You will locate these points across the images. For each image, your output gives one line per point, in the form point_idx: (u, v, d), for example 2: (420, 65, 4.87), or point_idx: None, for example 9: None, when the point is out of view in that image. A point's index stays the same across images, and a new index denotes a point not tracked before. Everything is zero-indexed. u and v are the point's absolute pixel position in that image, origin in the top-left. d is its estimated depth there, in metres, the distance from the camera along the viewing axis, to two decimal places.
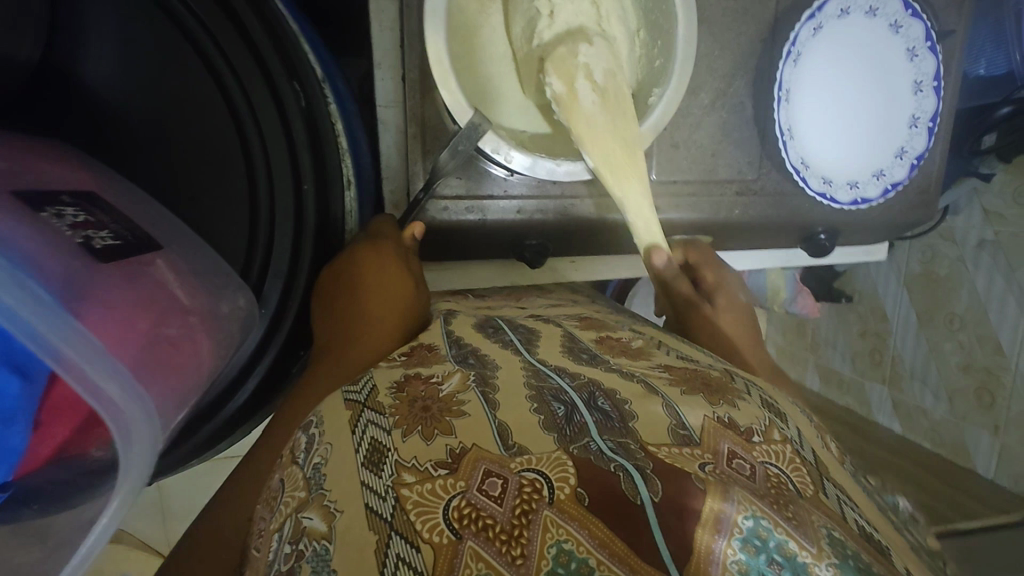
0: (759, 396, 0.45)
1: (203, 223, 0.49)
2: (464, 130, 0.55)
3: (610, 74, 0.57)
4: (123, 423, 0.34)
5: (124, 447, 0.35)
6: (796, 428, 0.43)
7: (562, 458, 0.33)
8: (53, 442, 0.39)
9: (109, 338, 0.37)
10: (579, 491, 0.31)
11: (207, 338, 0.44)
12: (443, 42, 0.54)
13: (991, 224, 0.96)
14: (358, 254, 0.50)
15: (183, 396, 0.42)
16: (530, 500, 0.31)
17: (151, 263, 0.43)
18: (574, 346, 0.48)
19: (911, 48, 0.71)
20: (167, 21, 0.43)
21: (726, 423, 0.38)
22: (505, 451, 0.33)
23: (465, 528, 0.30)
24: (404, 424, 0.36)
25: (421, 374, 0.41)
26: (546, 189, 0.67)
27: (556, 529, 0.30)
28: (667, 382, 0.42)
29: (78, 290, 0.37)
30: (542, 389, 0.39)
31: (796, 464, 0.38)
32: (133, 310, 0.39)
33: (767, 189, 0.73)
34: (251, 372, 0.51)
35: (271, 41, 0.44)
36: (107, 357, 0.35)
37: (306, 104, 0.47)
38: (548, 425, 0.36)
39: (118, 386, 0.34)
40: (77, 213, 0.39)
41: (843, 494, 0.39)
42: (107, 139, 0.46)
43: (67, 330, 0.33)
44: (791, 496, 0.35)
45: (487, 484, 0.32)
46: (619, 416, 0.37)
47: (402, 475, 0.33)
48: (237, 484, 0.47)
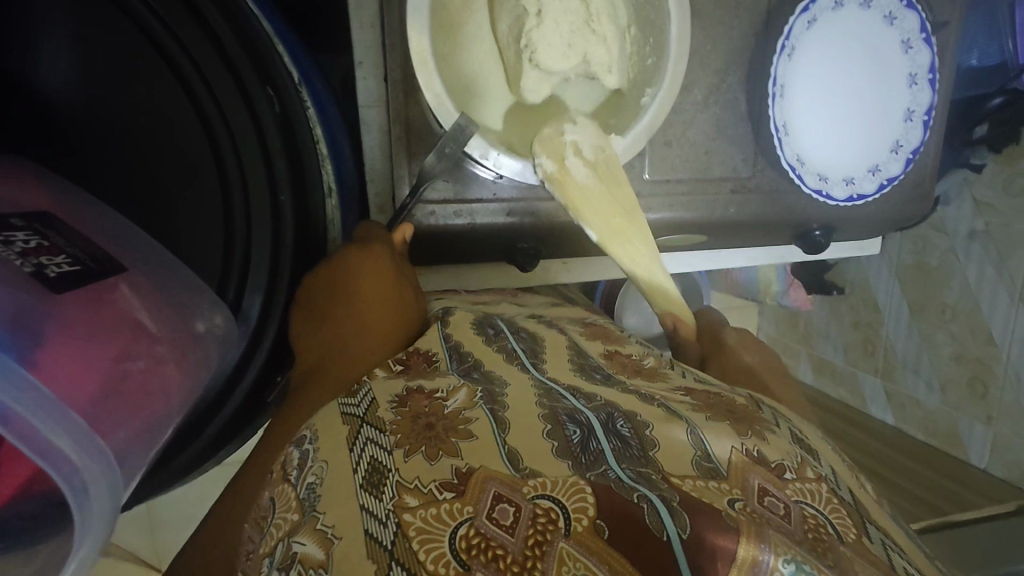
0: (788, 429, 0.44)
1: (174, 238, 0.46)
2: (450, 131, 0.53)
3: (600, 149, 0.56)
4: (74, 478, 0.33)
5: (79, 505, 0.33)
6: (830, 467, 0.42)
7: (579, 484, 0.32)
8: (13, 482, 0.36)
9: (66, 380, 0.35)
10: (598, 523, 0.30)
11: (175, 371, 0.41)
12: (427, 40, 0.52)
13: (981, 215, 0.95)
14: (349, 258, 0.48)
15: (153, 432, 0.40)
16: (543, 531, 0.29)
17: (115, 289, 0.40)
18: (584, 363, 0.46)
19: (906, 40, 0.70)
20: (127, 22, 0.41)
21: (756, 458, 0.38)
22: (516, 473, 0.32)
23: (473, 559, 0.28)
24: (406, 443, 0.35)
25: (424, 389, 0.39)
26: (537, 191, 0.64)
27: (572, 563, 0.28)
28: (690, 407, 0.42)
29: (27, 332, 0.34)
30: (556, 408, 0.38)
31: (833, 504, 0.37)
32: (88, 347, 0.37)
33: (762, 186, 0.71)
34: (231, 391, 0.48)
35: (241, 44, 0.41)
36: (61, 409, 0.33)
37: (280, 111, 0.44)
38: (563, 451, 0.34)
39: (69, 437, 0.33)
40: (28, 238, 0.36)
41: (889, 541, 0.37)
42: (69, 151, 0.43)
43: (18, 381, 0.31)
44: (830, 541, 0.33)
45: (497, 511, 0.30)
46: (639, 443, 0.37)
47: (404, 498, 0.31)
48: (225, 503, 0.45)
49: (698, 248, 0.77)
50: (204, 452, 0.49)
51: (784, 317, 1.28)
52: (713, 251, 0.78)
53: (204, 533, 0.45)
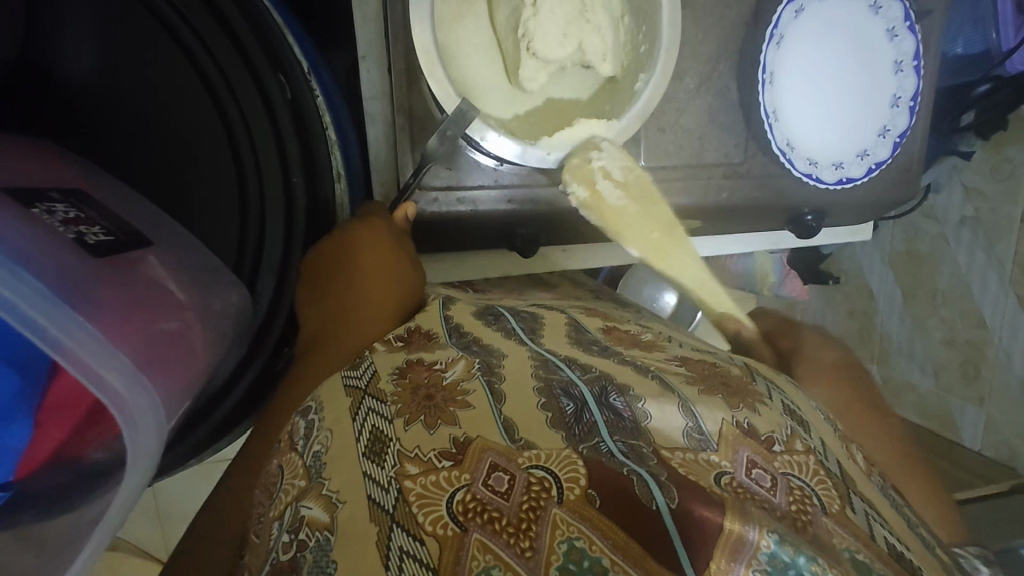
0: (782, 400, 0.46)
1: (191, 220, 0.48)
2: (451, 117, 0.55)
3: (626, 168, 0.63)
4: (127, 411, 0.35)
5: (130, 435, 0.35)
6: (821, 439, 0.44)
7: (572, 457, 0.34)
8: (50, 443, 0.39)
9: (113, 330, 0.38)
10: (589, 493, 0.32)
11: (201, 331, 0.44)
12: (429, 31, 0.53)
13: (970, 201, 0.98)
14: (355, 235, 0.50)
15: (182, 391, 0.42)
16: (537, 497, 0.32)
17: (142, 260, 0.43)
18: (582, 338, 0.48)
19: (891, 29, 0.72)
20: (146, 14, 0.43)
21: (745, 429, 0.40)
22: (512, 444, 0.34)
23: (471, 521, 0.31)
24: (406, 413, 0.37)
25: (424, 361, 0.41)
26: (535, 176, 0.67)
27: (565, 528, 0.31)
28: (684, 379, 0.44)
29: (75, 287, 0.37)
30: (551, 381, 0.40)
31: (821, 477, 0.39)
32: (126, 310, 0.40)
33: (754, 171, 0.74)
34: (247, 367, 0.50)
35: (254, 34, 0.43)
36: (107, 347, 0.35)
37: (292, 97, 0.46)
38: (555, 422, 0.37)
39: (118, 374, 0.35)
40: (67, 210, 0.39)
41: (872, 510, 0.40)
42: (91, 138, 0.46)
43: (67, 324, 0.34)
44: (813, 513, 0.36)
45: (493, 478, 0.33)
46: (631, 416, 0.39)
47: (405, 466, 0.34)
48: (235, 476, 0.48)
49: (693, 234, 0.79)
50: (224, 426, 0.51)
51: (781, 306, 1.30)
52: (709, 239, 0.80)
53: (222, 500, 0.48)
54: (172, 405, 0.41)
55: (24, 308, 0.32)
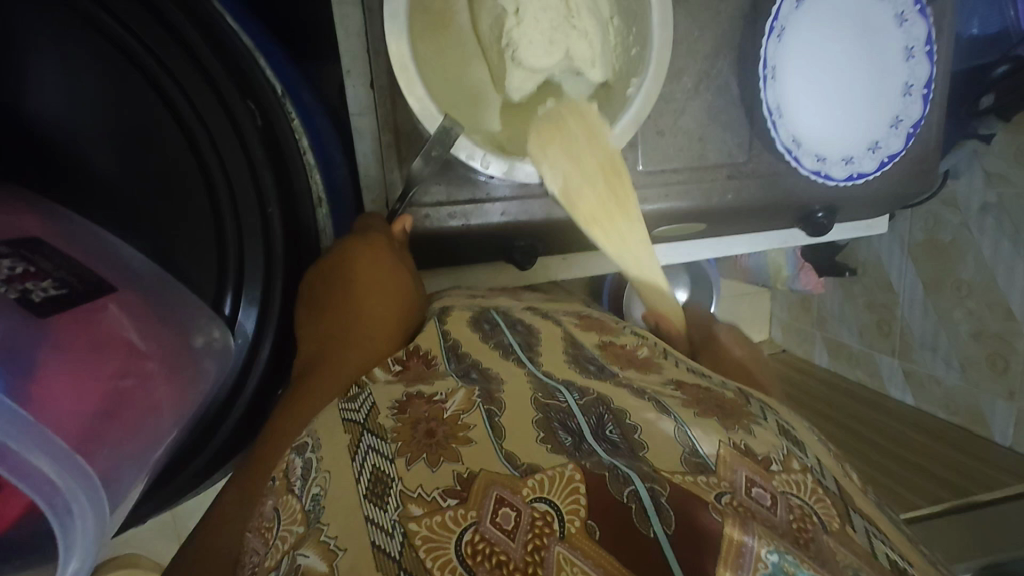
0: (774, 421, 0.44)
1: (168, 255, 0.46)
2: (435, 135, 0.52)
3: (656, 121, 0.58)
4: (58, 500, 0.33)
5: (63, 527, 0.33)
6: (817, 459, 0.42)
7: (573, 479, 0.32)
8: (19, 505, 0.38)
9: (56, 408, 0.35)
10: (590, 524, 0.30)
11: (165, 385, 0.42)
12: (407, 44, 0.51)
13: (994, 186, 0.92)
14: (350, 249, 0.49)
15: (143, 452, 0.40)
16: (542, 534, 0.29)
17: (104, 309, 0.41)
18: (579, 355, 0.46)
19: (900, 13, 0.68)
20: (107, 44, 0.41)
21: (743, 450, 0.37)
22: (515, 472, 0.32)
23: (478, 565, 0.29)
24: (407, 451, 0.34)
25: (423, 394, 0.39)
26: (530, 189, 0.64)
27: (569, 567, 0.28)
28: (679, 403, 0.41)
29: (20, 358, 0.35)
30: (549, 413, 0.37)
31: (819, 495, 0.37)
32: (76, 371, 0.38)
33: (759, 170, 0.70)
34: (234, 403, 0.48)
35: (220, 60, 0.42)
36: (41, 429, 0.33)
37: (263, 122, 0.44)
38: (557, 450, 0.34)
39: (52, 461, 0.33)
40: (15, 266, 0.38)
41: (872, 527, 0.37)
42: (60, 177, 0.44)
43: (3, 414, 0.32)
44: (815, 531, 0.33)
45: (499, 517, 0.30)
46: (628, 446, 0.36)
47: (409, 508, 0.31)
48: (219, 517, 0.45)
49: (699, 236, 0.77)
50: (211, 464, 0.49)
51: (797, 302, 1.27)
52: (709, 240, 0.78)
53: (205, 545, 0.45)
54: (127, 471, 0.39)
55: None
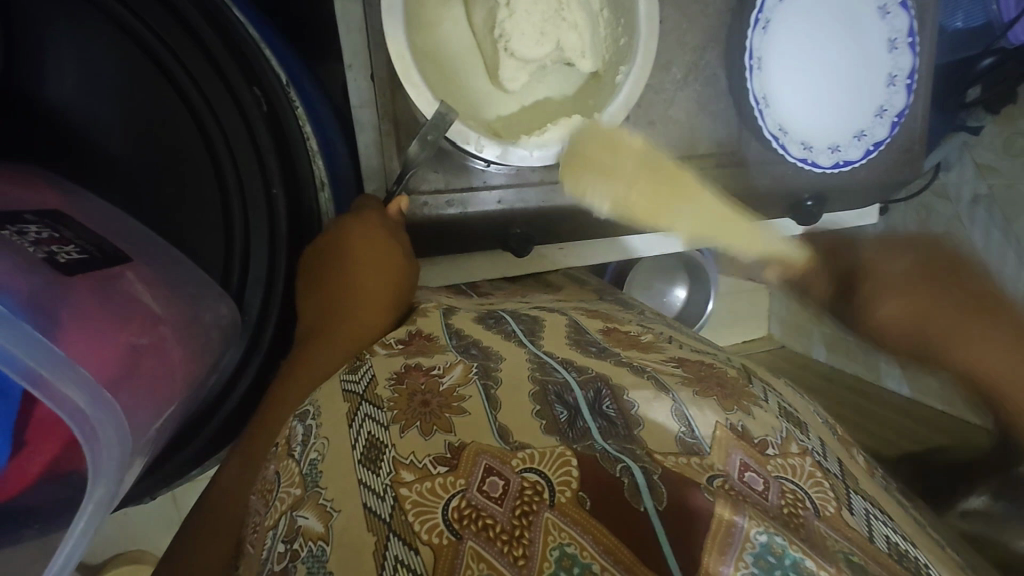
0: (776, 404, 0.45)
1: (179, 234, 0.49)
2: (432, 119, 0.54)
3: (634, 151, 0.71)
4: (88, 427, 0.36)
5: (93, 454, 0.36)
6: (818, 440, 0.44)
7: (565, 455, 0.33)
8: (44, 457, 0.39)
9: (83, 354, 0.39)
10: (581, 495, 0.32)
11: (178, 343, 0.45)
12: (403, 37, 0.53)
13: (983, 177, 0.94)
14: (345, 225, 0.51)
15: (159, 405, 0.43)
16: (530, 502, 0.31)
17: (121, 276, 0.43)
18: (582, 339, 0.48)
19: (882, 6, 0.70)
20: (123, 34, 0.44)
21: (739, 433, 0.39)
22: (506, 446, 0.34)
23: (465, 529, 0.30)
24: (402, 419, 0.36)
25: (421, 366, 0.40)
26: (524, 176, 0.67)
27: (557, 532, 0.30)
28: (678, 381, 0.42)
29: (45, 307, 0.38)
30: (546, 384, 0.39)
31: (816, 481, 0.39)
32: (101, 323, 0.40)
33: (747, 159, 0.73)
34: (240, 378, 0.50)
35: (226, 47, 0.44)
36: (74, 365, 0.35)
37: (268, 108, 0.46)
38: (550, 428, 0.35)
39: (86, 394, 0.35)
40: (41, 230, 0.40)
41: (872, 508, 0.41)
42: (81, 161, 0.47)
43: (39, 348, 0.34)
44: (806, 516, 0.36)
45: (487, 484, 0.32)
46: (624, 421, 0.38)
47: (400, 474, 0.33)
48: (223, 487, 0.47)
49: None
50: (220, 436, 0.51)
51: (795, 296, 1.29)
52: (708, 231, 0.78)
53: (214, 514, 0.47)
54: (143, 421, 0.41)
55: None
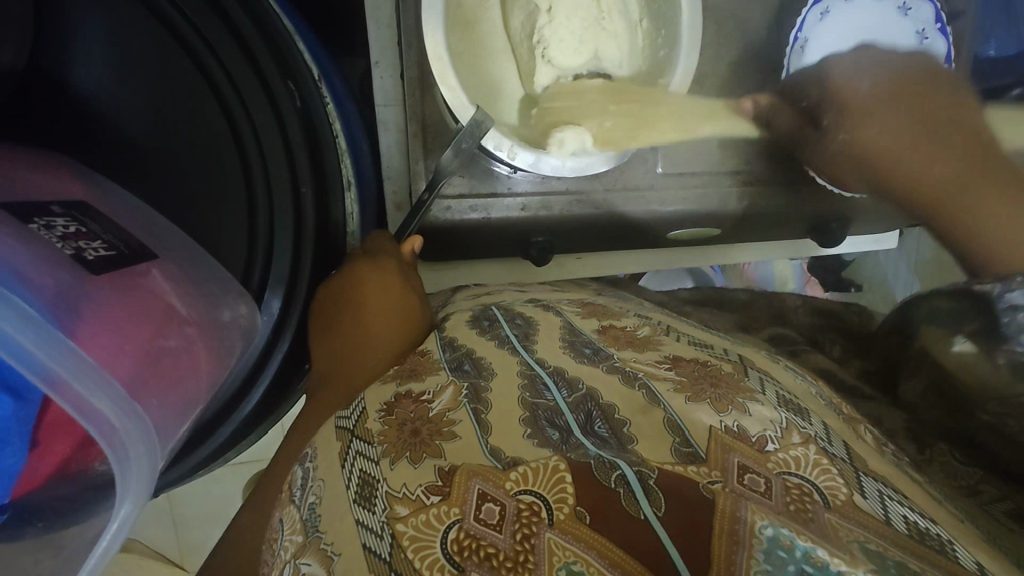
0: (775, 395, 0.42)
1: (201, 232, 0.48)
2: (467, 127, 0.53)
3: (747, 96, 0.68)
4: (116, 441, 0.33)
5: (121, 469, 0.34)
6: (821, 425, 0.41)
7: (559, 469, 0.32)
8: (54, 460, 0.38)
9: (106, 356, 0.36)
10: (579, 510, 0.30)
11: (202, 348, 0.43)
12: (442, 38, 0.52)
13: None
14: (355, 270, 0.47)
15: (181, 413, 0.41)
16: (529, 524, 0.30)
17: (146, 273, 0.42)
18: (576, 339, 0.46)
19: (922, 30, 0.68)
20: (154, 21, 0.42)
21: (736, 434, 0.36)
22: (499, 464, 0.33)
23: (467, 560, 0.29)
24: (392, 451, 0.35)
25: (412, 393, 0.39)
26: (550, 185, 0.65)
27: (561, 551, 0.29)
28: (671, 389, 0.40)
29: (72, 307, 0.36)
30: (536, 409, 0.38)
31: (823, 469, 0.35)
32: (125, 323, 0.38)
33: (777, 178, 0.71)
34: (257, 382, 0.49)
35: (263, 40, 0.42)
36: (100, 373, 0.33)
37: (300, 104, 0.45)
38: (543, 444, 0.34)
39: (112, 403, 0.33)
40: (68, 224, 0.39)
41: (886, 489, 0.37)
42: (104, 151, 0.46)
43: (63, 354, 0.32)
44: (814, 510, 0.32)
45: (483, 511, 0.30)
46: (617, 438, 0.36)
47: (396, 509, 0.31)
48: (245, 517, 0.47)
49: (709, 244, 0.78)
50: (232, 438, 0.50)
51: None
52: (721, 246, 0.79)
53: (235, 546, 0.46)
54: (169, 430, 0.40)
55: (12, 336, 0.30)
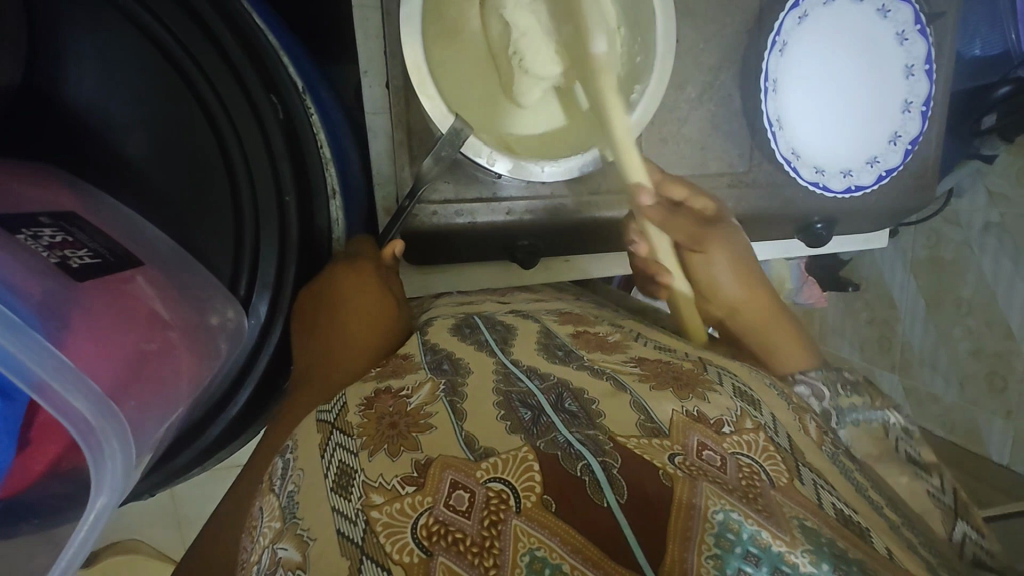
0: (731, 384, 0.44)
1: (189, 238, 0.49)
2: (446, 136, 0.55)
3: (724, 106, 0.70)
4: (93, 438, 0.35)
5: (96, 464, 0.36)
6: (771, 415, 0.42)
7: (527, 459, 0.33)
8: (47, 457, 0.39)
9: (91, 359, 0.39)
10: (546, 498, 0.31)
11: (185, 352, 0.46)
12: (421, 48, 0.54)
13: (995, 205, 0.94)
14: (335, 274, 0.49)
15: (163, 415, 0.43)
16: (497, 511, 0.31)
17: (131, 280, 0.44)
18: (550, 343, 0.47)
19: (901, 33, 0.70)
20: (141, 38, 0.44)
21: (696, 416, 0.38)
22: (471, 456, 0.33)
23: (435, 545, 0.30)
24: (371, 444, 0.36)
25: (391, 388, 0.41)
26: (536, 190, 0.67)
27: (527, 539, 0.30)
28: (637, 378, 0.42)
29: (56, 313, 0.38)
30: (510, 394, 0.39)
31: (770, 453, 0.37)
32: (110, 330, 0.41)
33: (759, 180, 0.72)
34: (243, 384, 0.50)
35: (247, 54, 0.44)
36: (78, 371, 0.35)
37: (284, 115, 0.46)
38: (515, 428, 0.36)
39: (89, 402, 0.35)
40: (54, 234, 0.41)
41: (820, 480, 0.38)
42: (97, 163, 0.48)
43: (46, 357, 0.34)
44: (762, 487, 0.34)
45: (453, 498, 0.32)
46: (586, 416, 0.37)
47: (370, 497, 0.33)
48: (225, 511, 0.49)
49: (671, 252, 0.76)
50: (221, 439, 0.51)
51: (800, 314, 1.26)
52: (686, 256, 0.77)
53: (213, 542, 0.47)
54: (148, 433, 0.41)
55: None
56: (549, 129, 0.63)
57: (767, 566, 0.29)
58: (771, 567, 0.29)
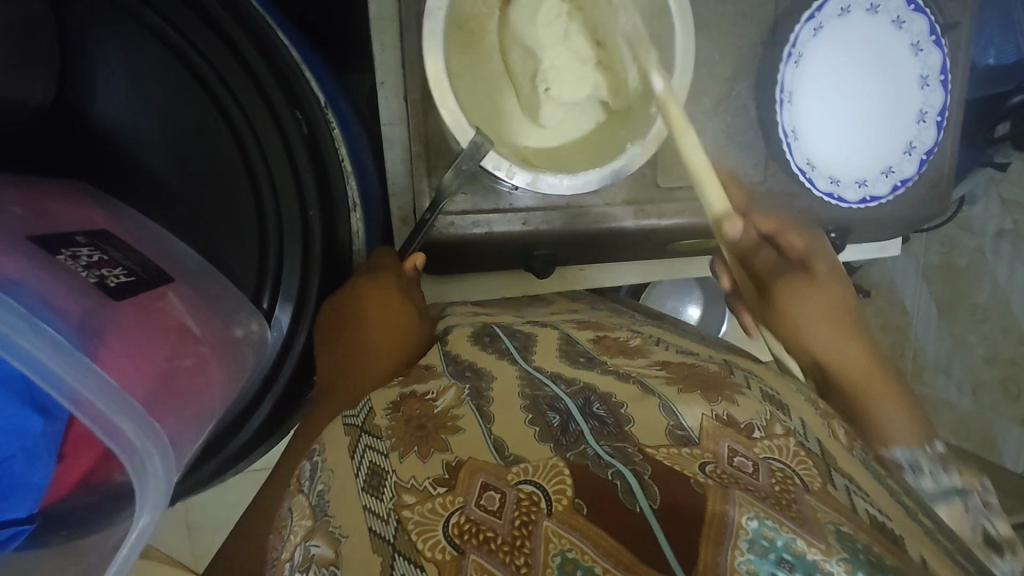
0: (759, 389, 0.44)
1: (214, 251, 0.50)
2: (467, 149, 0.56)
3: (737, 116, 0.70)
4: (136, 457, 0.35)
5: (140, 483, 0.36)
6: (800, 420, 0.42)
7: (559, 466, 0.33)
8: (81, 469, 0.40)
9: (127, 373, 0.39)
10: (577, 502, 0.32)
11: (216, 367, 0.46)
12: (441, 61, 0.54)
13: (1008, 212, 0.95)
14: (357, 282, 0.50)
15: (197, 428, 0.43)
16: (528, 512, 0.31)
17: (163, 297, 0.44)
18: (572, 349, 0.47)
19: (916, 43, 0.70)
20: (170, 55, 0.45)
21: (724, 420, 0.38)
22: (502, 461, 0.34)
23: (467, 543, 0.30)
24: (401, 446, 0.37)
25: (416, 392, 0.41)
26: (551, 201, 0.67)
27: (557, 540, 0.30)
28: (663, 381, 0.42)
29: (96, 330, 0.38)
30: (536, 399, 0.39)
31: (801, 458, 0.37)
32: (148, 346, 0.42)
33: (774, 190, 0.72)
34: (265, 395, 0.50)
35: (269, 68, 0.44)
36: (120, 393, 0.36)
37: (309, 131, 0.47)
38: (544, 435, 0.36)
39: (132, 422, 0.35)
40: (92, 253, 0.41)
41: (853, 484, 0.38)
42: (122, 178, 0.49)
43: (85, 373, 0.34)
44: (796, 492, 0.34)
45: (484, 499, 0.32)
46: (614, 421, 0.38)
47: (403, 497, 0.33)
48: (250, 517, 0.49)
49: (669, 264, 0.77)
50: (242, 450, 0.52)
51: None
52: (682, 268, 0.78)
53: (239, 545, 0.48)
54: (186, 444, 0.42)
55: (41, 359, 0.33)
56: (566, 142, 0.64)
57: (801, 572, 0.29)
58: (805, 573, 0.29)
